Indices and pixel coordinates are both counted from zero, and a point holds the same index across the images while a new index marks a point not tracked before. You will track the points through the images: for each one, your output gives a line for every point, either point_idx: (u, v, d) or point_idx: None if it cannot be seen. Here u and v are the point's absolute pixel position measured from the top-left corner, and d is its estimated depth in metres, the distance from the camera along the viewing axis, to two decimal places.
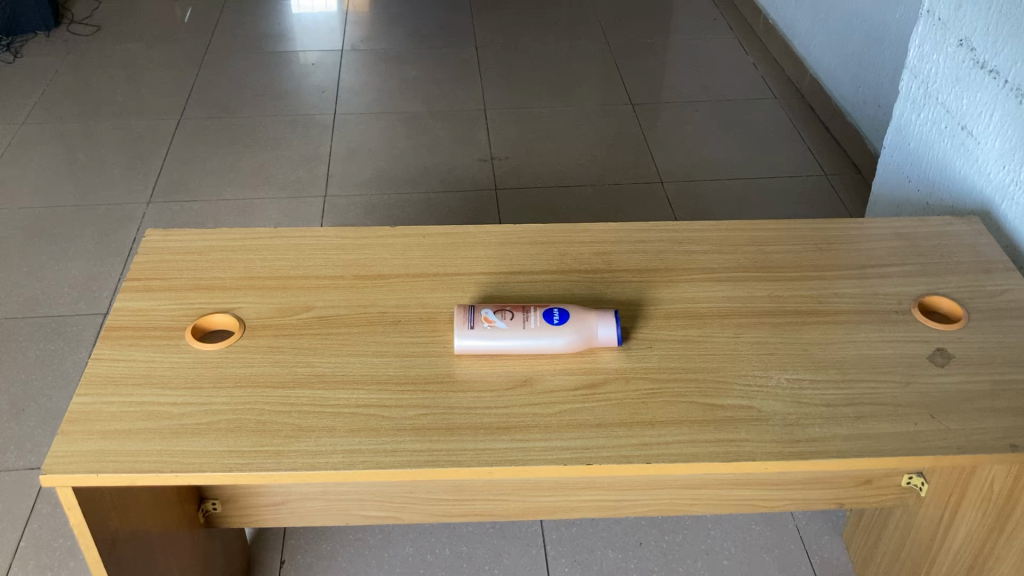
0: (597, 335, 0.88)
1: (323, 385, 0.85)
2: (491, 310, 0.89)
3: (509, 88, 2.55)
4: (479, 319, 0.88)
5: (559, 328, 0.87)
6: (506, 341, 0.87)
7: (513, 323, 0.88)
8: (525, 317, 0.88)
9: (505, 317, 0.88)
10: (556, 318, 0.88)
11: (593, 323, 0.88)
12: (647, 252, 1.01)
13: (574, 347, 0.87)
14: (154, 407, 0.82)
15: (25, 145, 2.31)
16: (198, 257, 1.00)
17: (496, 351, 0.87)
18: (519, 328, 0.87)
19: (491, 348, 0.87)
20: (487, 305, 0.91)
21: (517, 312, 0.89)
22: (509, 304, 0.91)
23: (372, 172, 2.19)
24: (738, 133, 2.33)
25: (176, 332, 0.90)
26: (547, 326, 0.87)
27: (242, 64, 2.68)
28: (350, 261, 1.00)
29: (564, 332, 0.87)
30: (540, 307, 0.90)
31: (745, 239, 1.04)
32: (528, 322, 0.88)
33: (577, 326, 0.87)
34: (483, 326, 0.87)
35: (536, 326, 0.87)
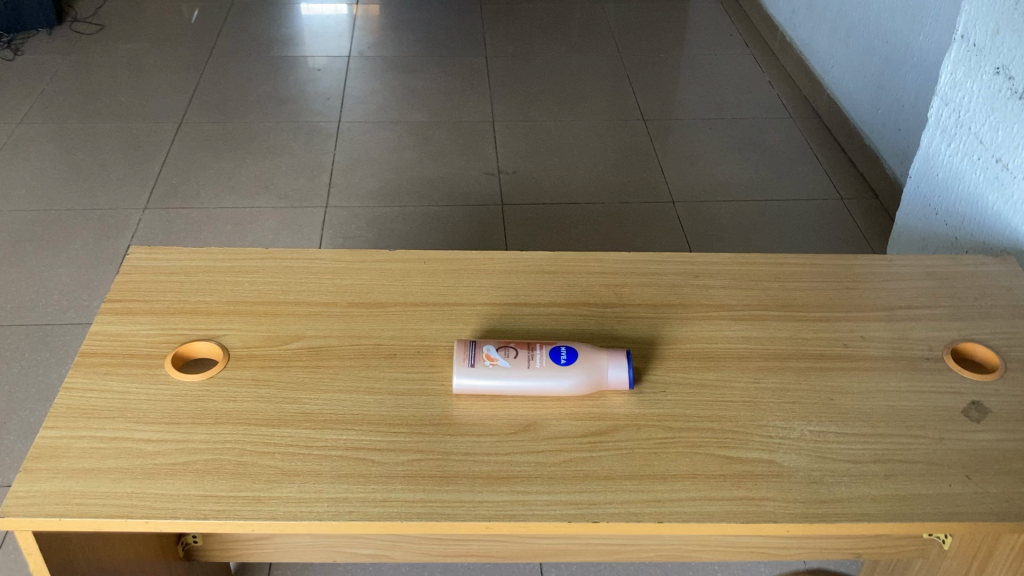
0: (606, 377, 0.81)
1: (311, 424, 0.78)
2: (493, 347, 0.83)
3: (518, 100, 2.49)
4: (480, 356, 0.82)
5: (566, 368, 0.81)
6: (509, 381, 0.81)
7: (516, 361, 0.82)
8: (529, 356, 0.82)
9: (508, 354, 0.82)
10: (564, 357, 0.82)
11: (602, 364, 0.81)
12: (662, 286, 0.95)
13: (582, 389, 0.81)
14: (126, 444, 0.76)
15: (21, 145, 2.25)
16: (182, 278, 0.94)
17: (497, 391, 0.81)
18: (523, 367, 0.81)
19: (491, 388, 0.81)
20: (490, 340, 0.84)
21: (521, 349, 0.83)
22: (512, 340, 0.85)
23: (375, 183, 2.13)
24: (752, 153, 2.27)
25: (155, 361, 0.84)
26: (553, 366, 0.81)
27: (247, 68, 2.63)
28: (345, 287, 0.94)
29: (572, 373, 0.81)
30: (547, 344, 0.84)
31: (765, 274, 0.98)
32: (532, 361, 0.82)
33: (585, 366, 0.81)
34: (484, 363, 0.81)
35: (541, 365, 0.81)
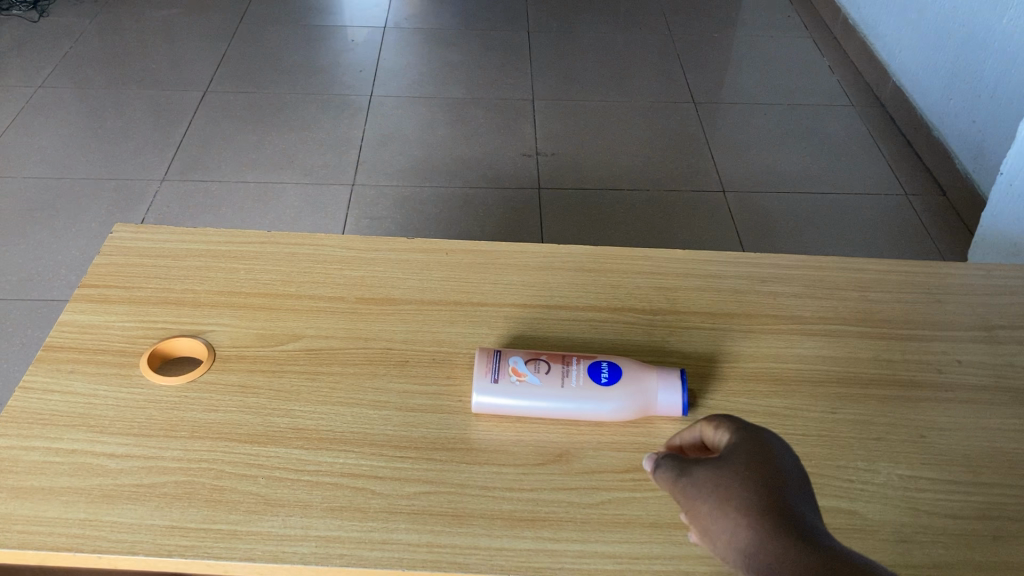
0: (652, 403, 0.68)
1: (304, 443, 0.66)
2: (520, 359, 0.70)
3: (560, 77, 2.35)
4: (503, 372, 0.69)
5: (607, 391, 0.68)
6: (537, 404, 0.68)
7: (548, 379, 0.68)
8: (564, 372, 0.69)
9: (538, 370, 0.69)
10: (604, 377, 0.68)
11: (649, 387, 0.68)
12: (722, 291, 0.82)
13: (623, 415, 0.68)
14: (84, 460, 0.64)
15: (39, 109, 2.16)
16: (170, 262, 0.82)
17: (524, 413, 0.68)
18: (557, 388, 0.68)
19: (518, 409, 0.68)
20: (519, 350, 0.71)
21: (554, 363, 0.69)
22: (545, 351, 0.72)
23: (405, 161, 2.01)
24: (810, 142, 2.11)
25: (128, 361, 0.72)
26: (592, 386, 0.68)
27: (278, 37, 2.52)
28: (353, 279, 0.81)
29: (612, 397, 0.68)
30: (585, 358, 0.70)
31: (841, 281, 0.84)
32: (566, 379, 0.68)
33: (629, 390, 0.68)
34: (510, 380, 0.68)
35: (578, 386, 0.68)
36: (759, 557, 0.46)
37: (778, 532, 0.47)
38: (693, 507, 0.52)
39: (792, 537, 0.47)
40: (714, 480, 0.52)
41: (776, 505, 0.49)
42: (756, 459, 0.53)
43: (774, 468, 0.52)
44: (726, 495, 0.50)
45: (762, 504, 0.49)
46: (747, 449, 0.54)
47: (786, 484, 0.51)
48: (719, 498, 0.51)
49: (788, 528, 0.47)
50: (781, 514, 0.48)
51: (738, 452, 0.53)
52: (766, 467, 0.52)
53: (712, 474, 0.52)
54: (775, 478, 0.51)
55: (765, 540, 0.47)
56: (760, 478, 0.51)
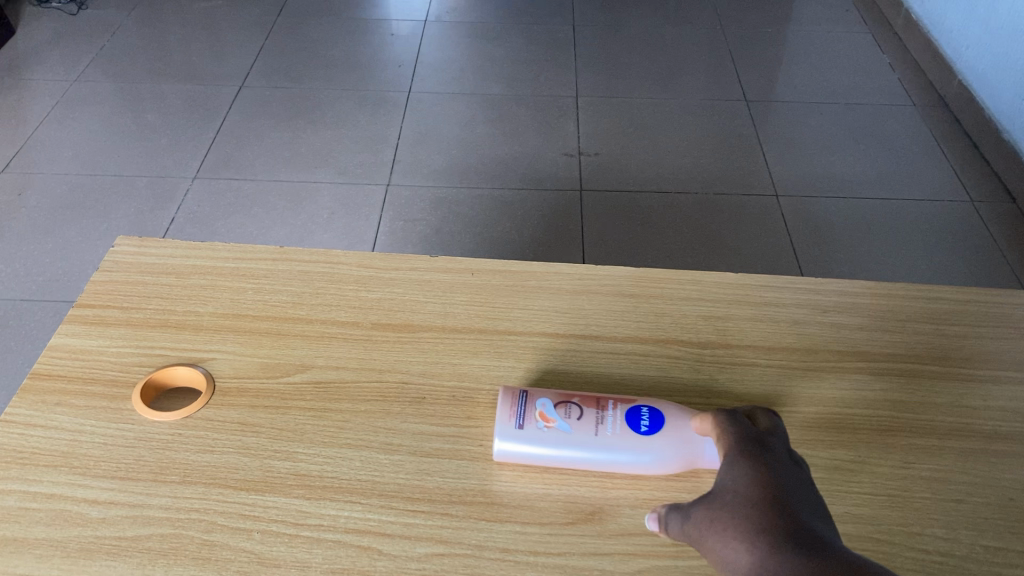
0: (699, 455, 0.60)
1: (306, 492, 0.60)
2: (549, 403, 0.62)
3: (606, 73, 2.27)
4: (529, 417, 0.61)
5: (647, 441, 0.60)
6: (567, 455, 0.60)
7: (580, 426, 0.61)
8: (598, 419, 0.61)
9: (568, 416, 0.61)
10: (645, 425, 0.60)
11: (695, 438, 0.60)
12: (778, 322, 0.73)
13: (666, 468, 0.60)
14: (63, 506, 0.58)
15: (74, 104, 2.13)
16: (173, 280, 0.75)
17: (552, 463, 0.61)
18: (591, 437, 0.60)
19: (544, 460, 0.60)
20: (549, 389, 0.64)
21: (587, 408, 0.62)
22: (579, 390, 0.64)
23: (443, 161, 1.94)
24: (868, 144, 2.00)
25: (120, 391, 0.66)
26: (629, 437, 0.60)
27: (317, 29, 2.46)
28: (370, 302, 0.74)
29: (654, 449, 0.59)
30: (623, 401, 0.62)
31: (914, 312, 0.75)
32: (601, 427, 0.61)
33: (673, 441, 0.60)
34: (536, 427, 0.61)
35: (615, 434, 0.60)
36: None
37: (781, 549, 0.45)
38: (696, 544, 0.49)
39: (794, 551, 0.44)
40: (710, 510, 0.50)
41: (775, 521, 0.47)
42: (749, 479, 0.50)
43: (770, 485, 0.49)
44: (726, 521, 0.48)
45: (763, 525, 0.47)
46: (742, 469, 0.51)
47: (786, 499, 0.48)
48: (718, 526, 0.48)
49: (790, 543, 0.45)
50: (780, 531, 0.46)
51: (733, 474, 0.51)
52: (764, 485, 0.49)
53: (709, 504, 0.50)
54: (773, 494, 0.48)
55: (770, 559, 0.44)
56: (755, 498, 0.49)
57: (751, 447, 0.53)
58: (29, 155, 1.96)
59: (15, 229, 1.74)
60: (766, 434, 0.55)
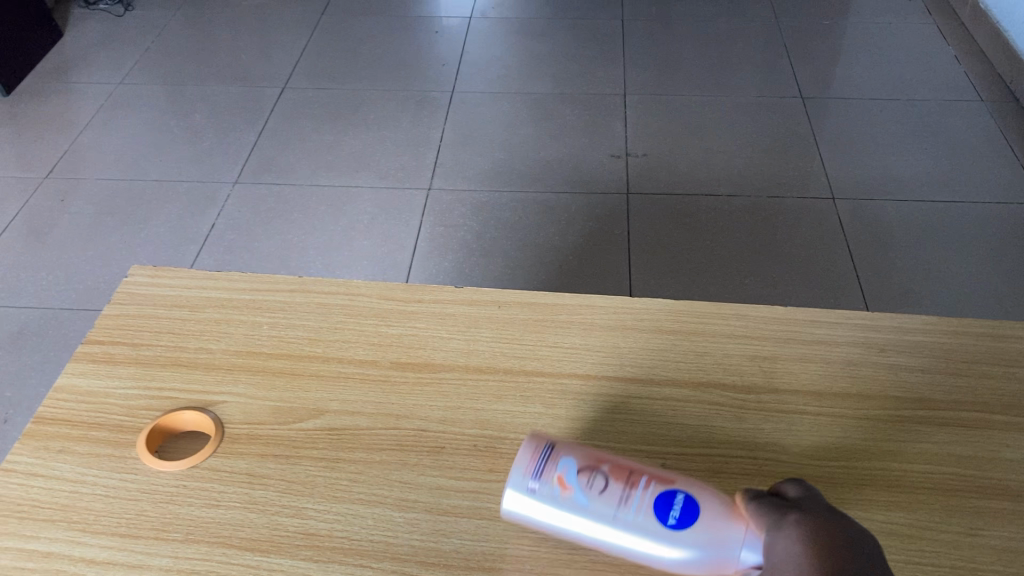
0: (731, 563, 0.50)
1: (312, 553, 0.56)
2: (571, 465, 0.54)
3: (654, 70, 2.20)
4: (542, 480, 0.54)
5: (672, 538, 0.51)
6: (580, 530, 0.53)
7: (598, 500, 0.53)
8: (622, 497, 0.52)
9: (588, 486, 0.53)
10: (673, 517, 0.51)
11: (729, 541, 0.50)
12: (829, 363, 0.67)
13: (690, 569, 0.51)
14: (59, 566, 0.55)
15: (118, 108, 2.13)
16: (186, 313, 0.72)
17: (565, 534, 0.54)
18: (608, 517, 0.52)
19: (556, 529, 0.53)
20: (581, 447, 0.55)
21: (612, 480, 0.53)
22: (614, 455, 0.55)
23: (486, 163, 1.90)
24: (931, 143, 1.91)
25: (124, 437, 0.63)
26: (653, 527, 0.51)
27: (362, 28, 2.43)
28: (390, 338, 0.70)
29: (677, 549, 0.51)
30: (659, 480, 0.53)
31: (983, 352, 0.68)
32: (622, 507, 0.52)
33: (702, 544, 0.50)
34: (551, 492, 0.53)
35: (636, 521, 0.52)
36: None
37: None
38: None
39: None
40: None
41: None
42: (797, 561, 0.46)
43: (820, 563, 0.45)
44: None
45: None
46: (784, 543, 0.47)
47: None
48: None
49: None
50: None
51: (773, 543, 0.48)
52: (805, 550, 0.46)
53: None
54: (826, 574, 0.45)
55: None
56: None
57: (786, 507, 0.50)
58: (73, 160, 1.96)
59: (57, 237, 1.75)
60: (803, 488, 0.51)
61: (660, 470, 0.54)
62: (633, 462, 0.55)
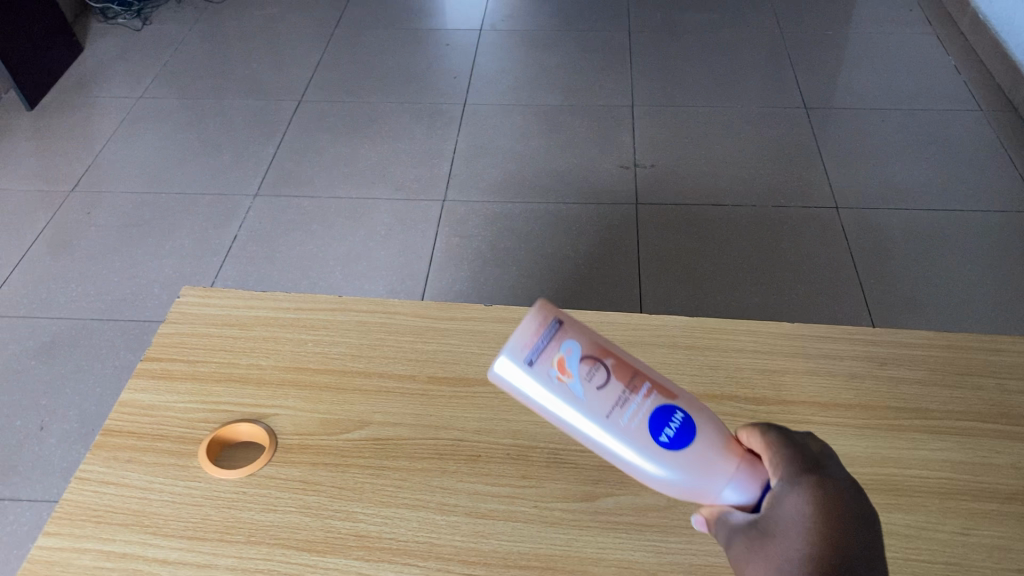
0: (710, 494, 0.50)
1: (364, 553, 0.61)
2: (573, 348, 0.50)
3: (661, 81, 2.25)
4: (539, 358, 0.50)
5: (659, 455, 0.49)
6: (565, 416, 0.50)
7: (593, 394, 0.50)
8: (619, 400, 0.50)
9: (587, 378, 0.50)
10: (667, 436, 0.49)
11: (716, 476, 0.49)
12: (834, 376, 0.73)
13: (666, 486, 0.50)
14: (135, 566, 0.61)
15: (139, 122, 2.19)
16: (236, 332, 0.78)
17: (546, 414, 0.51)
18: (600, 416, 0.49)
19: (539, 408, 0.51)
20: (586, 330, 0.52)
21: (612, 377, 0.50)
22: (617, 345, 0.52)
23: (498, 175, 1.95)
24: (931, 152, 1.96)
25: (185, 448, 0.68)
26: (645, 438, 0.49)
27: (375, 41, 2.49)
28: (426, 354, 0.76)
29: (662, 469, 0.49)
30: (661, 388, 0.50)
31: (976, 365, 0.73)
32: (617, 409, 0.49)
33: (689, 468, 0.49)
34: (547, 372, 0.50)
35: (627, 431, 0.49)
36: None
37: None
38: None
39: None
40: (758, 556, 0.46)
41: None
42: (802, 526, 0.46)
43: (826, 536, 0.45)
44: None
45: None
46: (794, 503, 0.47)
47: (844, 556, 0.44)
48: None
49: None
50: None
51: (785, 501, 0.47)
52: (815, 518, 0.46)
53: (757, 545, 0.46)
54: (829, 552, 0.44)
55: None
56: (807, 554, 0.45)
57: (807, 465, 0.48)
58: (97, 173, 2.02)
59: (85, 249, 1.81)
60: (824, 445, 0.50)
61: (662, 377, 0.51)
62: (636, 359, 0.52)
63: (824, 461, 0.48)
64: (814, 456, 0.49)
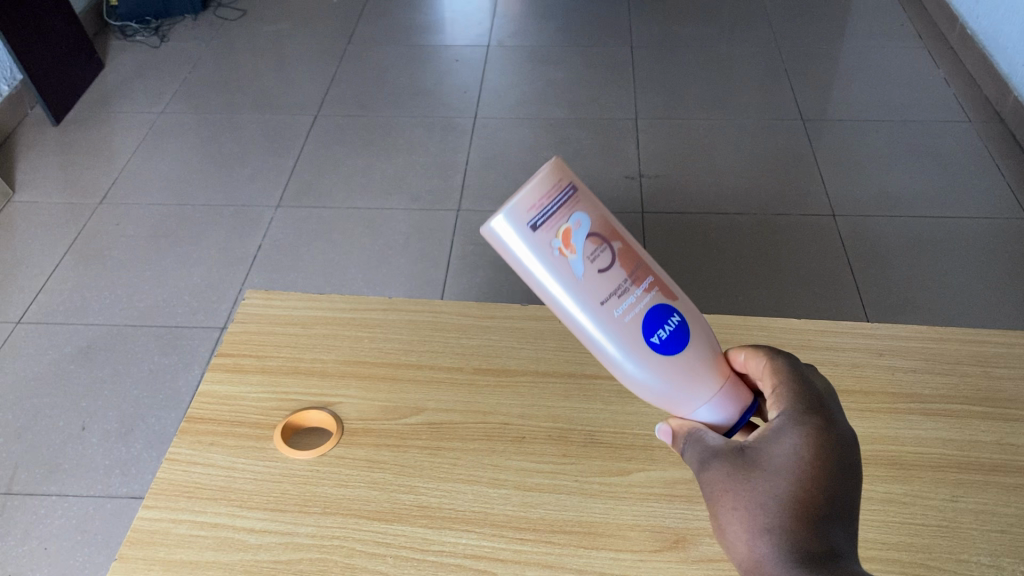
0: (684, 406, 0.56)
1: (428, 521, 0.69)
2: (586, 227, 0.53)
3: (663, 94, 2.35)
4: (551, 231, 0.52)
5: (644, 353, 0.54)
6: (557, 291, 0.53)
7: (595, 278, 0.53)
8: (619, 292, 0.53)
9: (590, 259, 0.53)
10: (658, 337, 0.54)
11: (696, 394, 0.55)
12: (837, 365, 0.81)
13: (637, 381, 0.55)
14: (226, 534, 0.69)
15: (162, 136, 2.28)
16: (299, 330, 0.86)
17: (534, 282, 0.54)
18: (595, 301, 0.53)
19: (531, 277, 0.53)
20: (595, 207, 0.54)
21: (616, 263, 0.54)
22: (619, 229, 0.55)
23: (510, 185, 2.04)
24: (923, 161, 2.05)
25: (262, 432, 0.77)
26: (634, 334, 0.54)
27: (386, 57, 2.58)
28: (471, 348, 0.84)
29: (643, 367, 0.54)
30: (657, 286, 0.55)
31: (963, 354, 0.82)
32: (612, 299, 0.53)
33: (667, 370, 0.55)
34: (552, 244, 0.52)
35: (621, 322, 0.53)
36: None
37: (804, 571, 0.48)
38: (716, 502, 0.52)
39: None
40: (740, 481, 0.51)
41: (801, 535, 0.49)
42: (793, 467, 0.51)
43: (813, 481, 0.50)
44: (755, 507, 0.50)
45: (782, 535, 0.49)
46: (792, 444, 0.51)
47: (821, 503, 0.50)
48: (744, 508, 0.50)
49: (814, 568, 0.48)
50: (804, 545, 0.49)
51: (784, 442, 0.51)
52: (808, 464, 0.50)
53: (743, 473, 0.51)
54: (811, 497, 0.50)
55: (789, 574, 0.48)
56: (792, 495, 0.50)
57: (812, 413, 0.52)
58: (124, 186, 2.10)
59: (116, 258, 1.89)
60: (828, 393, 0.54)
61: (660, 273, 0.55)
62: (638, 247, 0.55)
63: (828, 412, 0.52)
64: (820, 406, 0.53)
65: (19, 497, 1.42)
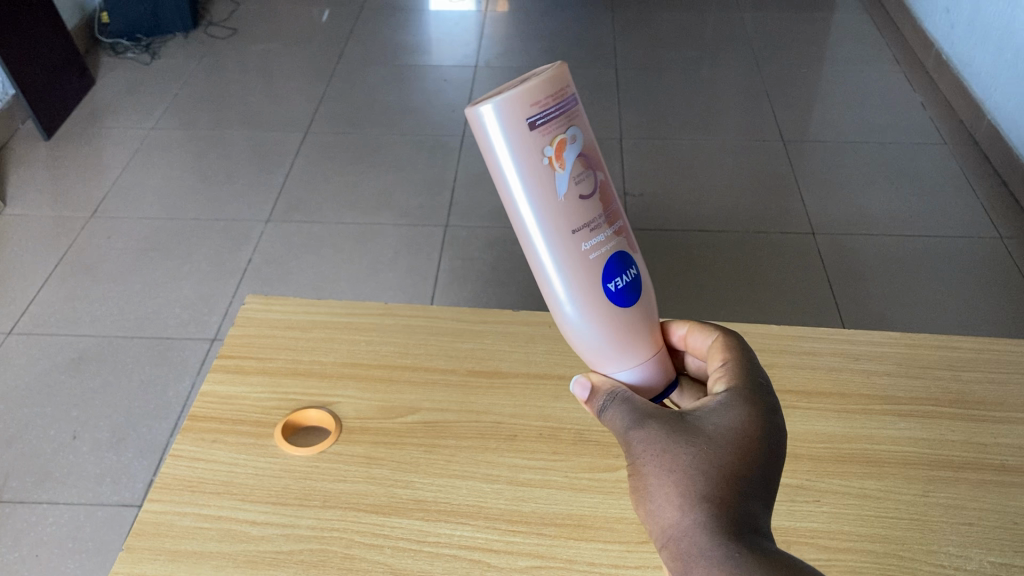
0: (609, 363, 0.57)
1: (424, 514, 0.72)
2: (578, 145, 0.51)
3: (648, 115, 2.40)
4: (549, 137, 0.50)
5: (594, 295, 0.54)
6: (531, 203, 0.51)
7: (574, 202, 0.52)
8: (591, 227, 0.53)
9: (575, 182, 0.52)
10: (612, 284, 0.55)
11: (625, 356, 0.57)
12: (815, 369, 0.85)
13: (573, 321, 0.55)
14: (229, 526, 0.71)
15: (153, 151, 2.31)
16: (298, 334, 0.89)
17: (505, 184, 0.51)
18: (566, 228, 0.52)
19: (505, 180, 0.51)
20: (588, 128, 0.52)
21: (595, 194, 0.53)
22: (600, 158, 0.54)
23: (497, 202, 2.08)
24: (900, 182, 2.11)
25: (263, 430, 0.79)
26: (591, 274, 0.54)
27: (375, 76, 2.62)
28: (464, 352, 0.87)
29: (583, 306, 0.54)
30: (622, 232, 0.55)
31: (934, 360, 0.86)
32: (582, 232, 0.53)
33: (610, 318, 0.55)
34: (542, 151, 0.50)
35: (582, 255, 0.53)
36: (707, 553, 0.47)
37: (730, 535, 0.48)
38: (643, 460, 0.51)
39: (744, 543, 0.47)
40: (674, 444, 0.51)
41: (731, 502, 0.49)
42: (731, 439, 0.51)
43: (749, 455, 0.51)
44: (687, 468, 0.50)
45: (711, 499, 0.49)
46: (732, 419, 0.52)
47: (752, 477, 0.50)
48: (674, 470, 0.50)
49: (741, 533, 0.48)
50: (732, 512, 0.49)
51: (724, 415, 0.52)
52: (746, 438, 0.51)
53: (678, 437, 0.51)
54: (744, 468, 0.50)
55: (717, 536, 0.48)
56: (727, 462, 0.50)
57: (754, 395, 0.54)
58: (115, 200, 2.13)
59: (107, 271, 1.91)
60: (768, 381, 0.55)
61: (624, 219, 0.56)
62: (612, 183, 0.55)
63: (768, 397, 0.54)
64: (761, 390, 0.54)
65: (9, 505, 1.43)
